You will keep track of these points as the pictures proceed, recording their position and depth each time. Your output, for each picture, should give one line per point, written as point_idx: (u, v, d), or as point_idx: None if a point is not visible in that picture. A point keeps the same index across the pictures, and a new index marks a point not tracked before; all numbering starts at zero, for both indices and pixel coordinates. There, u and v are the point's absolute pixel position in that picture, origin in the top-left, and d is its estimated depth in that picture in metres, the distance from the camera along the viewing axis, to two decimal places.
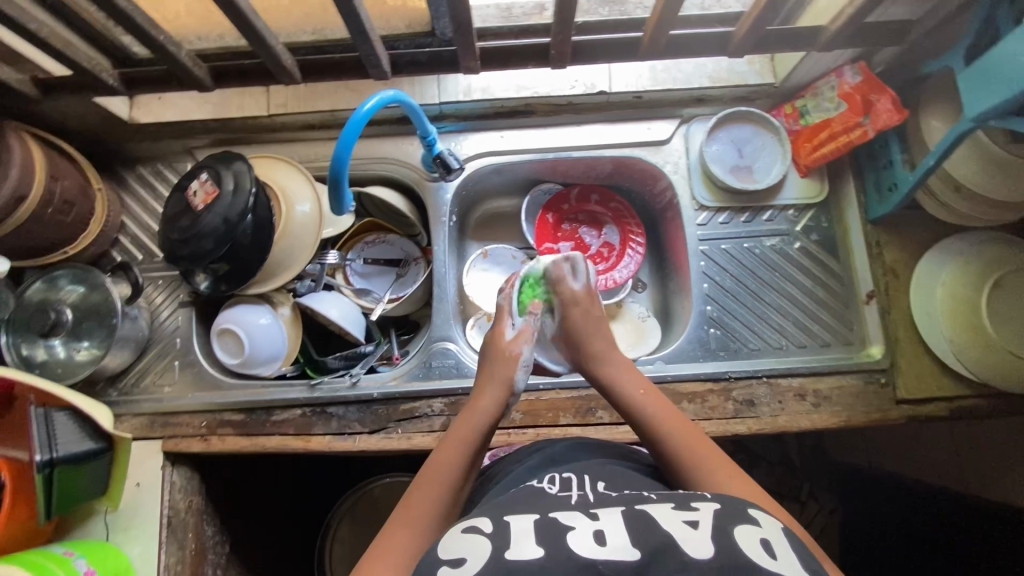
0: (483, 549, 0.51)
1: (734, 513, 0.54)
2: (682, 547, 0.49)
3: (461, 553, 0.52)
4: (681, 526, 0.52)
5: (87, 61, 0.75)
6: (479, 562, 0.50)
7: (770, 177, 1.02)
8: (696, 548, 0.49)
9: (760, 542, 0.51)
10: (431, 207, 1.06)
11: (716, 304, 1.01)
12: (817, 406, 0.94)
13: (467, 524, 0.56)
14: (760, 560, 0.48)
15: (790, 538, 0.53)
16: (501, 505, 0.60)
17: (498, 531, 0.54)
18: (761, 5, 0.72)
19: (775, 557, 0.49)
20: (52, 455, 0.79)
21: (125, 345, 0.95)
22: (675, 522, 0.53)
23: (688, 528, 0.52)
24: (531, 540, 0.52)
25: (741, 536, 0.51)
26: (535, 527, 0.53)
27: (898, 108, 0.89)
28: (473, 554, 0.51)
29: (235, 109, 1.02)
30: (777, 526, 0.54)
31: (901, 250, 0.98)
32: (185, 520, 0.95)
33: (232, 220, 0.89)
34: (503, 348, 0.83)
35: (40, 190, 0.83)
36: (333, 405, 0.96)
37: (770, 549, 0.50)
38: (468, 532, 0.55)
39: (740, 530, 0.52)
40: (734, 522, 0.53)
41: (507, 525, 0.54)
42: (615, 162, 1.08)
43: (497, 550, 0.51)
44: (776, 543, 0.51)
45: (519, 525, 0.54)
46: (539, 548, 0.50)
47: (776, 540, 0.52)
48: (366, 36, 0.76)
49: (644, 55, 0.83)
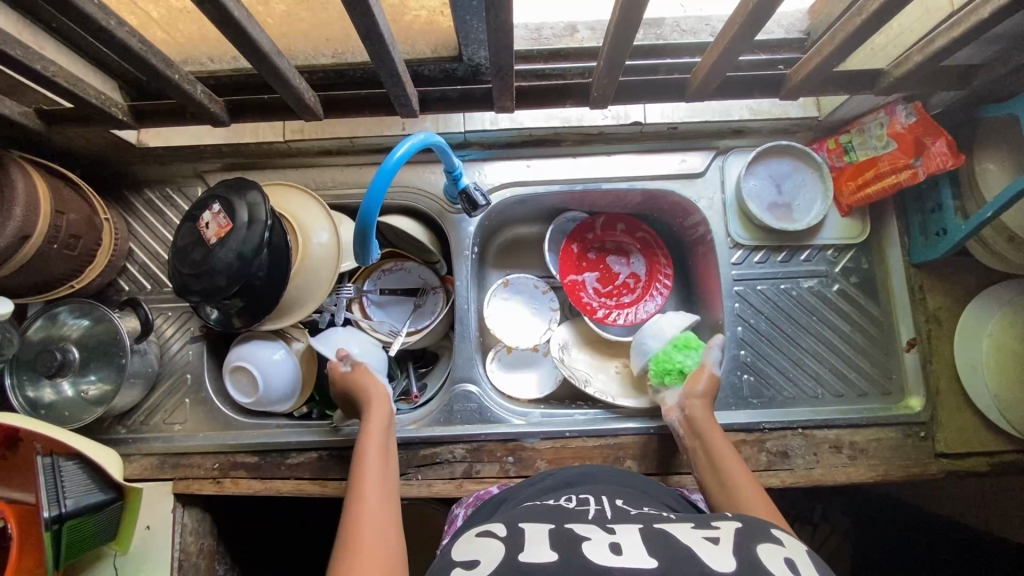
0: (497, 553, 0.53)
1: (757, 532, 0.54)
2: (705, 557, 0.49)
3: (476, 555, 0.53)
4: (702, 542, 0.52)
5: (95, 97, 0.70)
6: (492, 562, 0.51)
7: (810, 217, 0.97)
8: (719, 560, 0.49)
9: (784, 560, 0.50)
10: (454, 240, 1.01)
11: (749, 348, 0.97)
12: (853, 460, 0.90)
13: (482, 530, 0.58)
14: (784, 572, 0.48)
15: (814, 558, 0.52)
16: (518, 516, 0.61)
17: (512, 535, 0.56)
18: (823, 54, 0.67)
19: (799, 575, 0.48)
20: (60, 511, 0.75)
21: (134, 383, 0.91)
22: (694, 537, 0.53)
23: (710, 543, 0.52)
24: (548, 544, 0.53)
25: (762, 554, 0.51)
26: (551, 534, 0.55)
27: (954, 153, 0.82)
28: (487, 558, 0.52)
29: (249, 133, 0.96)
30: (800, 548, 0.54)
31: (946, 297, 0.94)
32: (196, 563, 0.92)
33: (247, 256, 0.84)
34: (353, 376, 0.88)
35: (44, 228, 0.78)
36: (351, 448, 0.92)
37: (794, 567, 0.49)
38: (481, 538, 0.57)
39: (762, 549, 0.51)
40: (755, 541, 0.53)
41: (521, 531, 0.56)
42: (645, 194, 1.04)
43: (511, 553, 0.51)
44: (800, 562, 0.50)
45: (536, 534, 0.55)
46: (554, 551, 0.51)
47: (800, 561, 0.51)
48: (396, 74, 0.71)
49: (691, 96, 0.77)
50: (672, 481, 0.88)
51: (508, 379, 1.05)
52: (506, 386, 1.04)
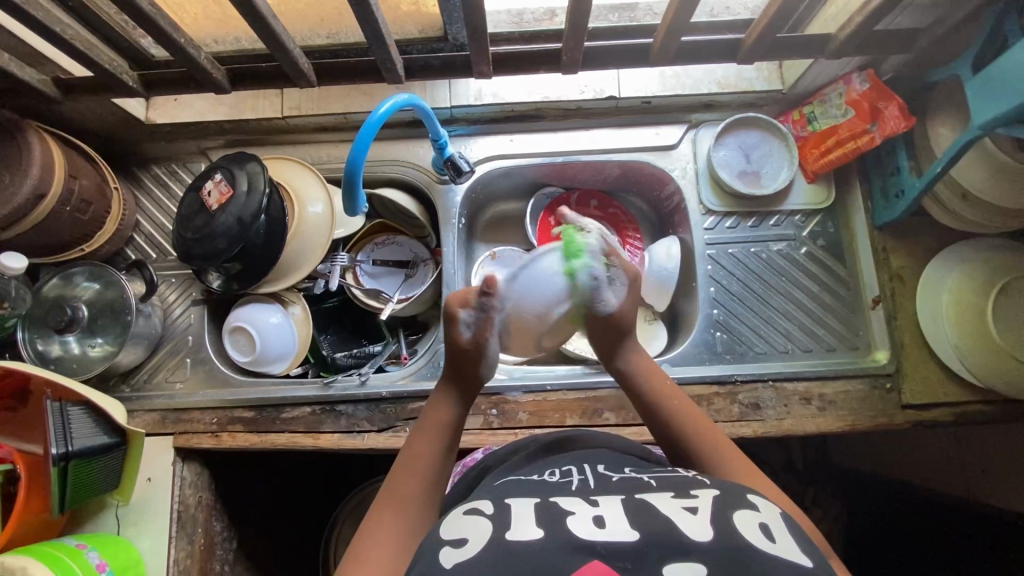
0: (484, 531, 0.52)
1: (735, 499, 0.55)
2: (681, 530, 0.50)
3: (463, 533, 0.53)
4: (681, 511, 0.53)
5: (106, 63, 0.78)
6: (480, 543, 0.51)
7: (777, 182, 1.03)
8: (695, 531, 0.50)
9: (758, 527, 0.51)
10: (441, 209, 1.07)
11: (722, 307, 1.02)
12: (822, 410, 0.94)
13: (468, 507, 0.57)
14: (759, 543, 0.49)
15: (789, 523, 0.53)
16: (503, 489, 0.61)
17: (500, 513, 0.55)
18: (769, 15, 0.74)
19: (774, 542, 0.50)
20: (66, 449, 0.80)
21: (138, 342, 0.97)
22: (674, 507, 0.53)
23: (688, 513, 0.52)
24: (533, 521, 0.53)
25: (740, 521, 0.51)
26: (536, 508, 0.54)
27: (906, 115, 0.89)
28: (475, 535, 0.52)
29: (249, 110, 1.03)
30: (775, 512, 0.55)
31: (908, 256, 0.99)
32: (194, 515, 0.96)
33: (246, 220, 0.90)
34: (458, 347, 0.72)
35: (59, 189, 0.85)
36: (343, 402, 0.97)
37: (769, 534, 0.51)
38: (469, 515, 0.55)
39: (739, 515, 0.52)
40: (733, 508, 0.53)
41: (508, 507, 0.55)
42: (623, 167, 1.10)
43: (498, 530, 0.52)
44: (774, 527, 0.52)
45: (522, 507, 0.55)
46: (540, 529, 0.51)
47: (775, 527, 0.52)
48: (382, 40, 0.77)
49: (653, 62, 0.84)
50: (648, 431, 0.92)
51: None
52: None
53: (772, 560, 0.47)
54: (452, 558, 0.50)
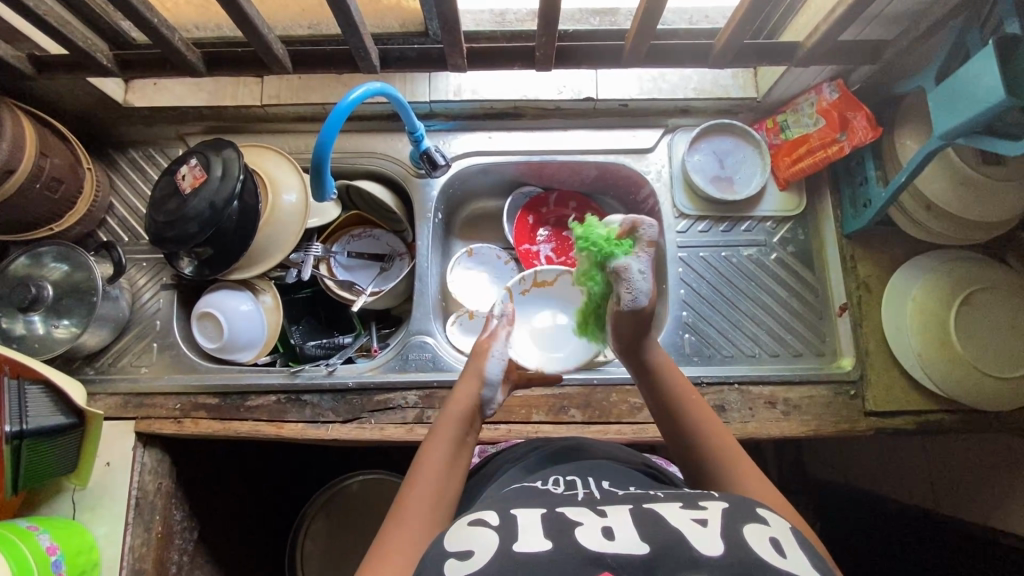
0: (491, 541, 0.51)
1: (743, 512, 0.53)
2: (692, 543, 0.49)
3: (469, 545, 0.51)
4: (690, 523, 0.52)
5: (81, 40, 0.77)
6: (486, 554, 0.50)
7: (749, 189, 1.04)
8: (707, 545, 0.49)
9: (768, 539, 0.50)
10: (417, 203, 1.08)
11: (692, 310, 1.02)
12: (787, 415, 0.95)
13: (473, 517, 0.56)
14: (769, 556, 0.48)
15: (795, 535, 0.52)
16: (506, 501, 0.60)
17: (505, 524, 0.54)
18: (736, 20, 0.75)
19: (784, 556, 0.49)
20: (21, 427, 0.79)
21: (103, 324, 0.96)
22: (682, 519, 0.52)
23: (697, 525, 0.51)
24: (539, 532, 0.52)
25: (750, 534, 0.50)
26: (543, 520, 0.54)
27: (873, 126, 0.90)
28: (482, 547, 0.51)
29: (228, 97, 1.03)
30: (785, 526, 0.53)
31: (875, 265, 1.00)
32: (153, 502, 0.95)
33: (218, 205, 0.90)
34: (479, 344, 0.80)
35: (29, 165, 0.85)
36: (309, 392, 0.96)
37: (779, 547, 0.49)
38: (474, 526, 0.54)
39: (749, 528, 0.51)
40: (742, 520, 0.52)
41: (513, 518, 0.54)
42: (600, 168, 1.11)
43: (506, 541, 0.51)
44: (785, 542, 0.51)
45: (528, 519, 0.54)
46: (547, 540, 0.51)
47: (785, 540, 0.51)
48: (356, 29, 0.77)
49: (625, 62, 0.85)
50: (612, 429, 0.93)
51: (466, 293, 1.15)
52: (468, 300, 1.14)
53: (780, 571, 0.47)
54: (458, 570, 0.49)
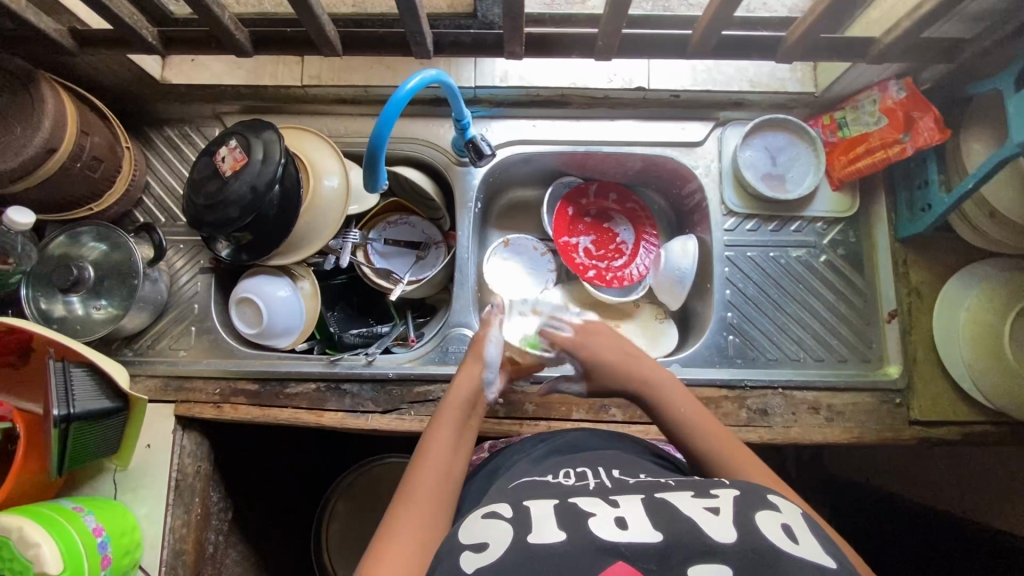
0: (505, 535, 0.52)
1: (754, 500, 0.54)
2: (705, 531, 0.49)
3: (484, 537, 0.52)
4: (703, 512, 0.52)
5: (127, 16, 0.74)
6: (501, 547, 0.51)
7: (801, 188, 1.01)
8: (720, 533, 0.49)
9: (781, 526, 0.50)
10: (458, 192, 1.05)
11: (736, 311, 1.00)
12: (830, 421, 0.94)
13: (485, 511, 0.57)
14: (781, 541, 0.48)
15: (809, 522, 0.53)
16: (520, 493, 0.61)
17: (519, 515, 0.55)
18: (817, 13, 0.71)
19: (797, 542, 0.49)
20: (68, 411, 0.78)
21: (143, 307, 0.95)
22: (694, 507, 0.53)
23: (710, 513, 0.52)
24: (553, 524, 0.52)
25: (762, 521, 0.51)
26: (556, 511, 0.55)
27: (941, 128, 0.87)
28: (496, 541, 0.52)
29: (268, 76, 1.00)
30: (796, 512, 0.54)
31: (927, 271, 0.98)
32: (192, 485, 0.95)
33: (260, 188, 0.88)
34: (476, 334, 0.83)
35: (70, 144, 0.82)
36: (348, 381, 0.96)
37: (792, 534, 0.50)
38: (487, 519, 0.55)
39: (761, 516, 0.52)
40: (754, 508, 0.53)
41: (527, 509, 0.55)
42: (645, 161, 1.08)
43: (521, 533, 0.52)
44: (797, 528, 0.51)
45: (541, 510, 0.55)
46: (561, 532, 0.51)
47: (798, 527, 0.51)
48: (415, 14, 0.74)
49: (691, 54, 0.81)
50: (654, 429, 0.92)
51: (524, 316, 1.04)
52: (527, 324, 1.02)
53: (795, 558, 0.47)
54: (473, 563, 0.50)
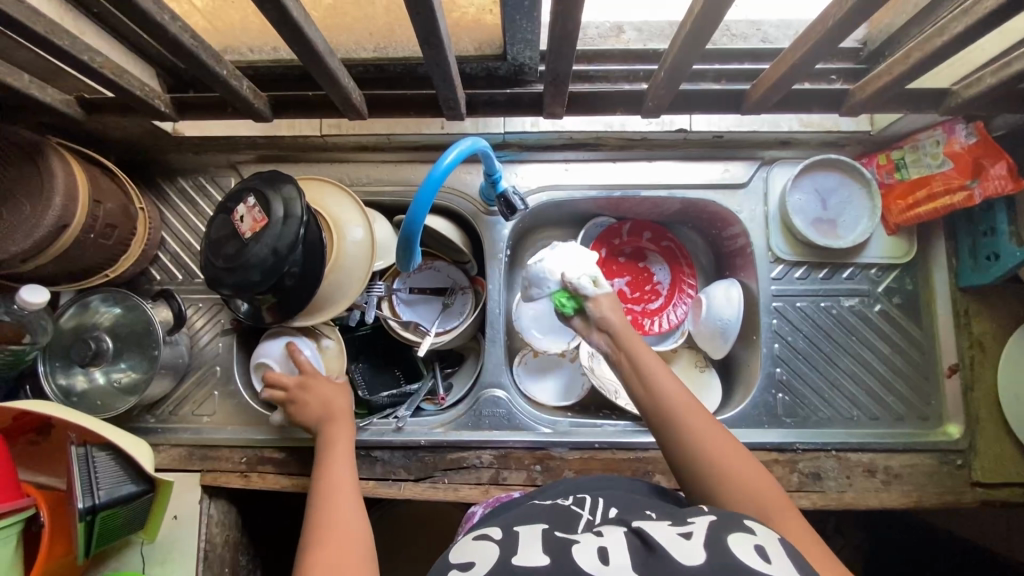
0: (490, 556, 0.48)
1: (727, 520, 0.49)
2: (672, 554, 0.44)
3: (471, 557, 0.49)
4: (675, 537, 0.47)
5: (138, 88, 0.69)
6: (486, 566, 0.47)
7: (854, 234, 0.95)
8: (686, 554, 0.44)
9: (753, 547, 0.45)
10: (487, 242, 1.00)
11: (786, 366, 0.95)
12: (887, 485, 0.89)
13: (477, 536, 0.54)
14: (752, 562, 0.43)
15: (786, 546, 0.47)
16: (514, 519, 0.57)
17: (508, 540, 0.51)
18: (890, 75, 0.66)
19: (768, 562, 0.44)
20: (93, 502, 0.75)
21: (165, 374, 0.91)
22: (666, 533, 0.48)
23: (682, 537, 0.47)
24: (538, 549, 0.48)
25: (734, 543, 0.46)
26: (543, 539, 0.50)
27: (1014, 176, 0.80)
28: (482, 561, 0.48)
29: (285, 126, 0.95)
30: (774, 536, 0.48)
31: (990, 321, 0.91)
32: (221, 554, 0.93)
33: (282, 252, 0.82)
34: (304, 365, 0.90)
35: (82, 217, 0.77)
36: (379, 448, 0.92)
37: (764, 554, 0.45)
38: (479, 541, 0.52)
39: (733, 537, 0.47)
40: (727, 529, 0.48)
41: (517, 535, 0.51)
42: (684, 203, 1.01)
43: (506, 555, 0.48)
44: (771, 549, 0.46)
45: (529, 538, 0.51)
46: (545, 557, 0.47)
47: (770, 546, 0.46)
48: (451, 82, 0.70)
49: (747, 110, 0.77)
50: None
51: (564, 251, 0.87)
52: (551, 258, 0.87)
53: None
54: None
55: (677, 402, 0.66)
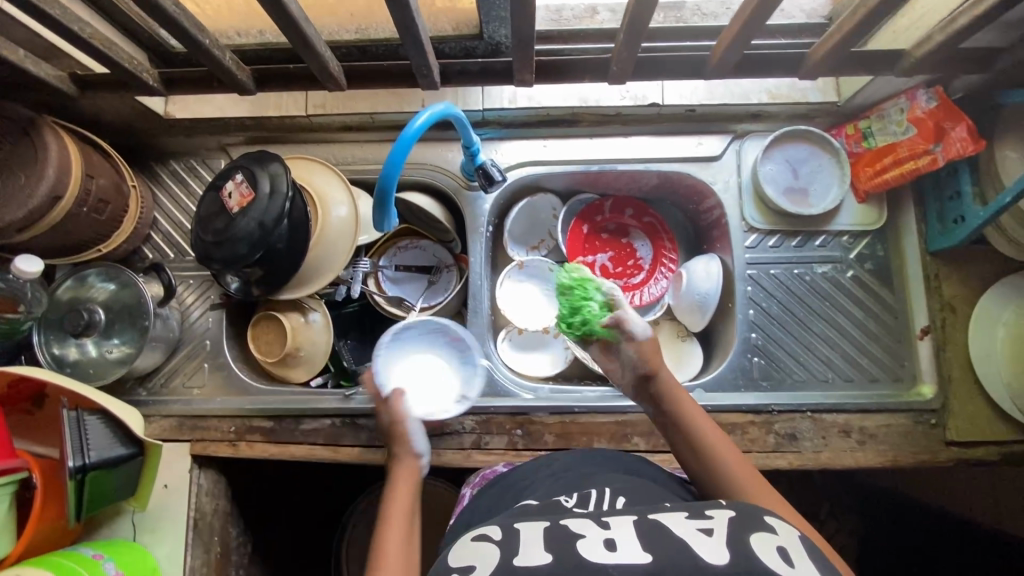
0: (491, 558, 0.49)
1: (750, 519, 0.50)
2: (696, 552, 0.45)
3: (471, 561, 0.49)
4: (695, 533, 0.48)
5: (127, 61, 0.72)
6: (487, 569, 0.48)
7: (825, 202, 0.98)
8: (711, 554, 0.45)
9: (776, 547, 0.46)
10: (469, 216, 1.03)
11: (761, 331, 0.97)
12: (862, 444, 0.90)
13: (478, 533, 0.54)
14: (777, 565, 0.44)
15: (808, 544, 0.48)
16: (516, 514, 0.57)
17: (507, 538, 0.51)
18: (842, 33, 0.69)
19: (793, 565, 0.44)
20: (84, 461, 0.77)
21: (156, 346, 0.94)
22: (687, 528, 0.49)
23: (703, 535, 0.48)
24: (540, 545, 0.49)
25: (757, 542, 0.47)
26: (544, 531, 0.50)
27: (974, 138, 0.82)
28: (484, 563, 0.49)
29: (272, 107, 1.00)
30: (795, 533, 0.49)
31: (961, 283, 0.93)
32: (210, 523, 0.95)
33: (268, 224, 0.85)
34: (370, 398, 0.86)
35: (76, 189, 0.81)
36: (364, 416, 0.94)
37: (787, 557, 0.45)
38: (479, 542, 0.52)
39: (756, 535, 0.47)
40: (750, 528, 0.48)
41: (517, 532, 0.51)
42: (661, 177, 1.04)
43: (507, 555, 0.48)
44: (795, 551, 0.46)
45: (529, 532, 0.51)
46: (547, 553, 0.47)
47: (794, 549, 0.47)
48: (420, 44, 0.72)
49: (709, 74, 0.80)
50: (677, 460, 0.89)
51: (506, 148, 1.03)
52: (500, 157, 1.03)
53: None
54: None
55: (698, 432, 0.70)
